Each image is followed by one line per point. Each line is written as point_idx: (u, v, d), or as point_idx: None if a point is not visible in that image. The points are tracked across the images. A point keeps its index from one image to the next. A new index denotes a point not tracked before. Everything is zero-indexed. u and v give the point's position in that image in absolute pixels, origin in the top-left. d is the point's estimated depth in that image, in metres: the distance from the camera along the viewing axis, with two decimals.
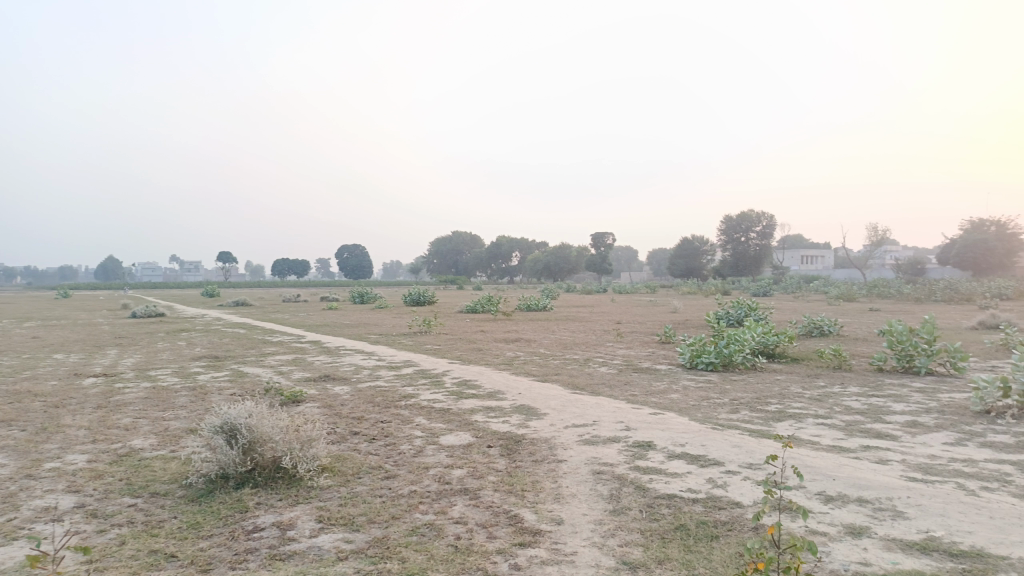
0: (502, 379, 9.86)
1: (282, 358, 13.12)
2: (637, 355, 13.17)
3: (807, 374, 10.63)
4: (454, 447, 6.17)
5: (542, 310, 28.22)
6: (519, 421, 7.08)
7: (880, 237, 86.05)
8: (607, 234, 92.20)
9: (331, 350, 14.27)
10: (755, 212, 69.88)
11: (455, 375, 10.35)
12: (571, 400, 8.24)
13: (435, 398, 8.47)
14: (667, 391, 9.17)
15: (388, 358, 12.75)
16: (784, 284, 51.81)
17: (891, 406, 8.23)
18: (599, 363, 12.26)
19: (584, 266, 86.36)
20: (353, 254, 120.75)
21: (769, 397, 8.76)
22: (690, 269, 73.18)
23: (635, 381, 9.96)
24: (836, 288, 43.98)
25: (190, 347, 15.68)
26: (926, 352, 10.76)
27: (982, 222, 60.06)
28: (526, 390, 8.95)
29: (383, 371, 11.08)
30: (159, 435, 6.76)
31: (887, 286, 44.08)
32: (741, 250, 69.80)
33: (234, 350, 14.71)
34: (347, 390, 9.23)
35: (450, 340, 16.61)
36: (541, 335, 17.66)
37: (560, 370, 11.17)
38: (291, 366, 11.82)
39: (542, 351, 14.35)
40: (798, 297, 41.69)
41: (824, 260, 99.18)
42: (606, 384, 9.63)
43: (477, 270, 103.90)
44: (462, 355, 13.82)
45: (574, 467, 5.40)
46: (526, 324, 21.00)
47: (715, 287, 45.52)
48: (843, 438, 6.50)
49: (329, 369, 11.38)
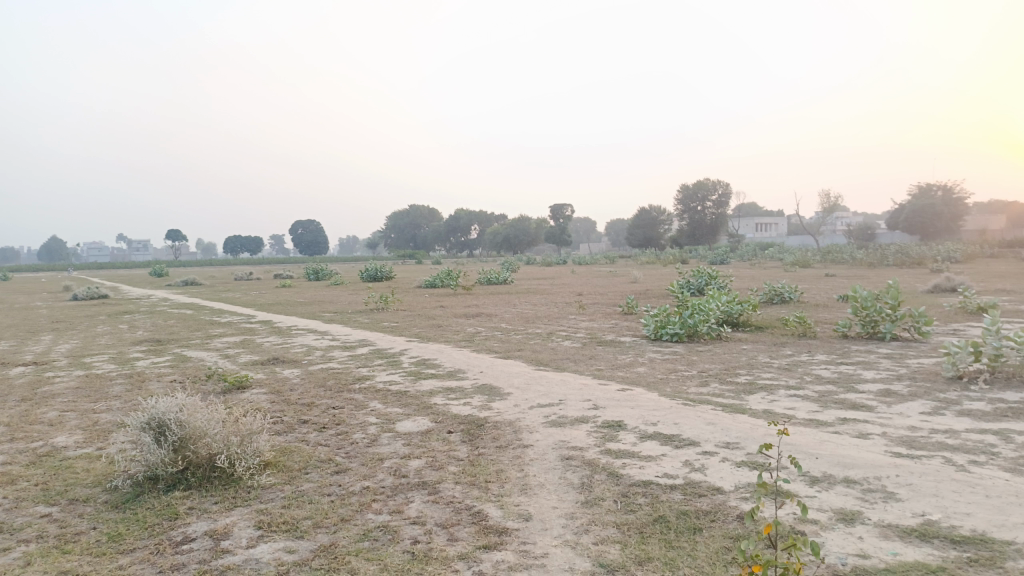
0: (462, 357, 9.42)
1: (229, 340, 12.46)
2: (600, 328, 12.86)
3: (773, 343, 10.43)
4: (411, 434, 5.73)
5: (502, 282, 27.79)
6: (481, 403, 6.66)
7: (832, 203, 87.49)
8: (565, 205, 91.85)
9: (282, 331, 13.64)
10: (711, 180, 70.17)
11: (412, 354, 9.87)
12: (534, 377, 7.85)
13: (391, 380, 8.00)
14: (634, 365, 8.85)
15: (343, 337, 12.18)
16: (740, 251, 52.29)
17: (861, 374, 8.04)
18: (562, 336, 11.90)
19: (543, 237, 86.02)
20: (308, 230, 118.44)
21: (738, 368, 8.51)
22: (648, 239, 73.43)
23: (600, 355, 9.61)
24: (791, 254, 44.51)
25: (133, 330, 14.86)
26: (891, 317, 10.67)
27: (930, 187, 61.35)
28: (488, 368, 8.54)
29: (337, 351, 10.55)
30: (87, 430, 6.16)
31: (840, 252, 44.77)
32: (698, 220, 70.40)
33: (179, 333, 13.96)
34: (297, 373, 8.69)
35: (408, 317, 16.09)
36: (502, 309, 17.25)
37: (522, 345, 10.78)
38: (238, 349, 11.19)
39: (503, 325, 13.93)
40: (755, 264, 42.04)
41: (778, 227, 100.60)
42: (571, 359, 9.27)
43: (435, 243, 102.82)
44: (421, 331, 13.33)
45: (541, 453, 5.02)
46: (486, 298, 20.55)
47: (674, 256, 45.63)
48: (819, 411, 6.24)
49: (279, 350, 10.79)
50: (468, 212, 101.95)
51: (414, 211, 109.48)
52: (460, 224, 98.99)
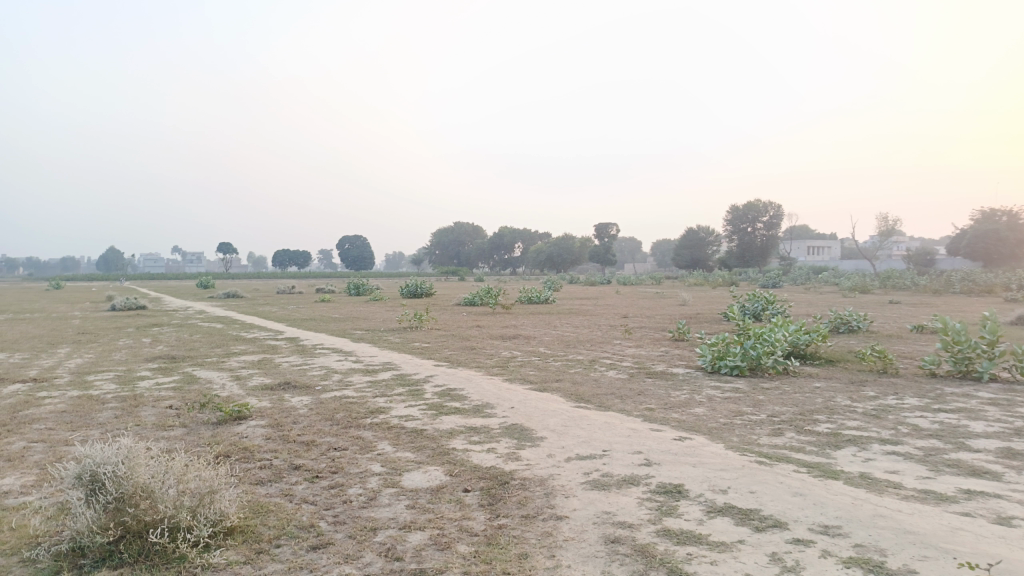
0: (493, 388, 8.31)
1: (247, 358, 11.60)
2: (649, 356, 11.61)
3: (850, 381, 9.08)
4: (419, 492, 4.65)
5: (544, 302, 26.69)
6: (508, 450, 5.55)
7: (890, 227, 84.28)
8: (611, 224, 90.32)
9: (306, 350, 12.74)
10: (762, 201, 68.08)
11: (437, 382, 8.79)
12: (574, 417, 6.70)
13: (408, 415, 6.92)
14: (690, 404, 7.63)
15: (366, 360, 11.19)
16: (792, 275, 50.19)
17: (968, 425, 6.68)
18: (606, 365, 10.71)
19: (587, 256, 84.66)
20: (354, 245, 119.38)
21: (815, 413, 7.21)
22: (695, 259, 71.59)
23: (650, 390, 8.41)
24: (848, 279, 42.45)
25: (154, 345, 14.17)
26: (988, 354, 9.25)
27: (994, 211, 58.34)
28: (520, 403, 7.41)
29: (356, 376, 9.56)
30: (43, 468, 5.24)
31: (900, 278, 42.42)
32: (747, 241, 68.14)
33: (199, 348, 13.19)
34: (306, 403, 7.70)
35: (441, 337, 15.08)
36: (542, 331, 16.13)
37: (561, 375, 9.62)
38: (252, 369, 10.28)
39: (541, 350, 12.80)
40: (809, 289, 40.38)
41: (831, 252, 97.46)
42: (616, 394, 8.09)
43: (478, 260, 102.43)
44: (452, 354, 12.29)
45: (578, 532, 3.88)
46: (525, 319, 19.43)
47: (722, 278, 43.90)
48: (932, 479, 4.94)
49: (295, 373, 9.84)
50: (512, 230, 101.42)
51: (458, 228, 109.30)
52: (504, 241, 98.35)
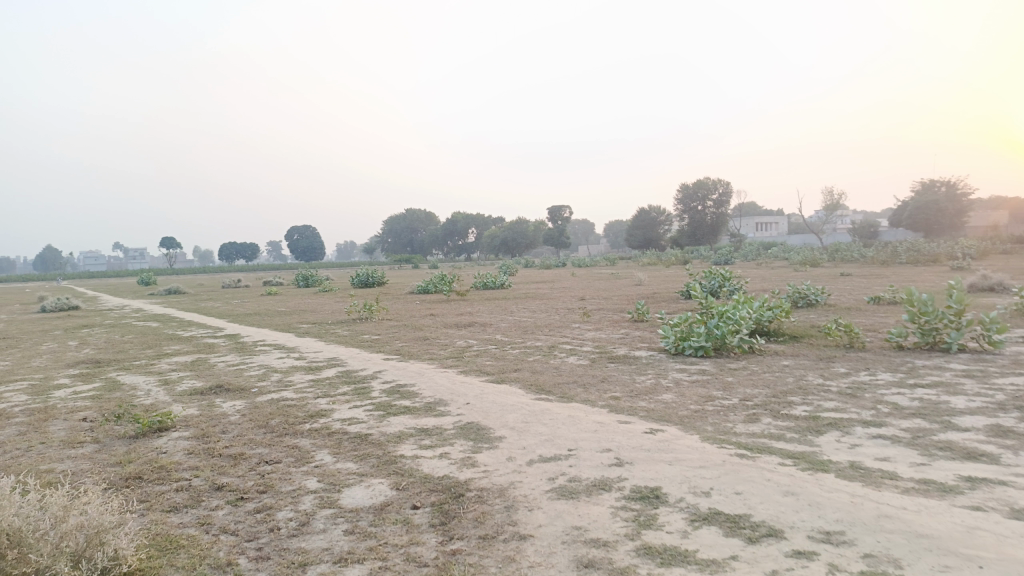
0: (446, 382, 7.69)
1: (181, 359, 10.72)
2: (610, 339, 11.13)
3: (819, 358, 8.73)
4: (360, 512, 4.01)
5: (500, 287, 26.09)
6: (464, 455, 4.95)
7: (836, 201, 86.03)
8: (564, 206, 89.92)
9: (246, 348, 11.91)
10: (711, 179, 68.50)
11: (386, 378, 8.12)
12: (534, 411, 6.12)
13: (352, 418, 6.26)
14: (657, 391, 7.13)
15: (310, 356, 10.43)
16: (744, 251, 50.62)
17: (949, 401, 6.33)
18: (566, 351, 10.18)
19: (541, 239, 84.30)
20: (304, 235, 116.79)
21: (789, 395, 6.79)
22: (648, 239, 71.87)
23: (614, 376, 7.89)
24: (799, 253, 42.90)
25: (80, 348, 13.13)
26: (955, 324, 9.02)
27: (934, 183, 59.77)
28: (475, 397, 6.82)
29: (298, 375, 8.83)
30: None
31: (848, 250, 43.03)
32: (698, 219, 68.60)
33: (130, 350, 12.23)
34: (238, 409, 6.96)
35: (392, 328, 14.36)
36: (498, 317, 15.54)
37: (520, 363, 9.05)
38: (184, 372, 9.45)
39: (498, 337, 12.21)
40: (761, 264, 40.68)
41: (780, 227, 99.10)
42: (578, 382, 7.56)
43: (432, 247, 101.24)
44: (403, 346, 11.61)
45: (545, 555, 3.31)
46: (481, 305, 18.81)
47: (676, 257, 43.96)
48: (927, 465, 4.51)
49: (231, 374, 9.05)
50: (465, 215, 100.51)
51: (410, 216, 107.85)
52: (458, 227, 97.30)
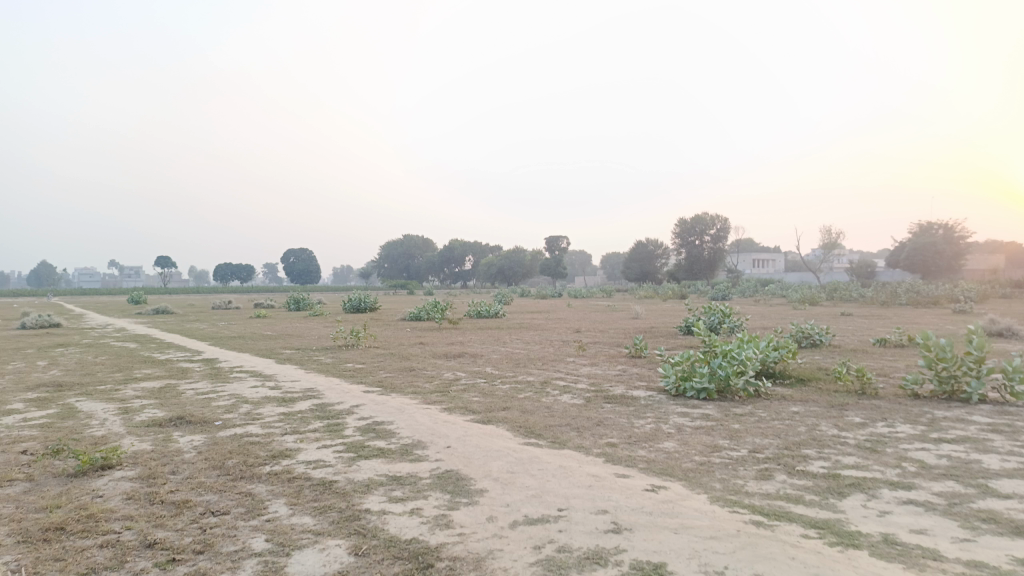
0: (427, 420, 7.05)
1: (149, 385, 10.05)
2: (605, 376, 10.51)
3: (830, 405, 8.11)
4: None
5: (493, 316, 25.47)
6: (439, 512, 4.31)
7: (833, 240, 86.04)
8: (561, 237, 89.69)
9: (221, 374, 11.24)
10: (710, 214, 68.35)
11: (363, 414, 7.48)
12: (521, 459, 5.48)
13: (318, 461, 5.61)
14: (657, 438, 6.50)
15: (286, 386, 9.77)
16: (742, 287, 50.17)
17: (980, 460, 5.72)
18: (559, 387, 9.55)
19: (538, 270, 83.86)
20: (300, 258, 116.25)
21: (803, 447, 6.17)
22: (644, 272, 71.57)
23: (611, 419, 7.27)
24: (797, 290, 42.42)
25: (47, 368, 12.42)
26: (975, 372, 8.42)
27: (930, 225, 59.70)
28: (457, 440, 6.17)
29: (269, 407, 8.16)
30: None
31: (847, 289, 42.57)
32: (695, 254, 68.32)
33: (98, 373, 11.54)
34: (196, 445, 6.30)
35: (378, 356, 13.70)
36: (489, 349, 14.91)
37: (509, 400, 8.40)
38: (148, 400, 8.77)
39: (488, 370, 11.57)
40: (759, 301, 40.19)
41: (776, 265, 99.04)
42: (571, 425, 6.93)
43: (428, 273, 100.81)
44: (386, 376, 10.97)
45: None
46: (472, 334, 18.17)
47: (673, 291, 43.44)
48: (973, 543, 3.88)
49: (198, 404, 8.39)
50: (462, 243, 100.37)
51: (407, 242, 107.60)
52: (455, 254, 96.97)
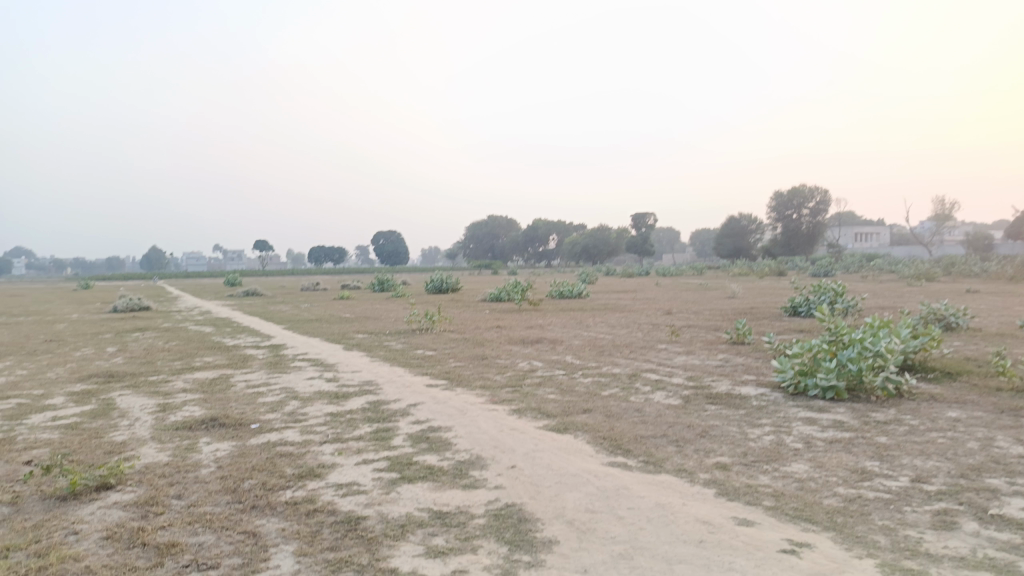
0: (492, 426, 5.86)
1: (201, 375, 9.30)
2: (705, 368, 9.03)
3: (1001, 411, 6.41)
4: None
5: (577, 296, 24.11)
6: None
7: (947, 211, 79.44)
8: (648, 213, 86.84)
9: (280, 364, 10.42)
10: (809, 185, 64.04)
11: (418, 417, 6.36)
12: (606, 490, 4.20)
13: (351, 485, 4.50)
14: (782, 457, 5.07)
15: (344, 378, 8.79)
16: (845, 262, 46.69)
17: None
18: (650, 382, 8.15)
19: (624, 247, 81.39)
20: (388, 241, 117.91)
21: (986, 475, 4.60)
22: (737, 248, 68.36)
23: (719, 428, 5.86)
24: (909, 266, 38.86)
25: (113, 356, 11.97)
26: None
27: None
28: (526, 457, 4.95)
29: (317, 405, 7.17)
30: None
31: (966, 263, 38.70)
32: (793, 228, 64.41)
33: (157, 362, 10.95)
34: (219, 456, 5.34)
35: (450, 342, 12.64)
36: (571, 333, 13.62)
37: (592, 399, 7.10)
38: (193, 394, 7.95)
39: (569, 359, 10.28)
40: (866, 277, 36.94)
41: (881, 237, 92.82)
42: (668, 436, 5.58)
43: (513, 253, 100.10)
44: (456, 366, 9.87)
45: None
46: (554, 317, 16.90)
47: (770, 268, 40.73)
48: None
49: (242, 401, 7.49)
50: (546, 221, 99.14)
51: (492, 221, 106.95)
52: (539, 232, 95.78)
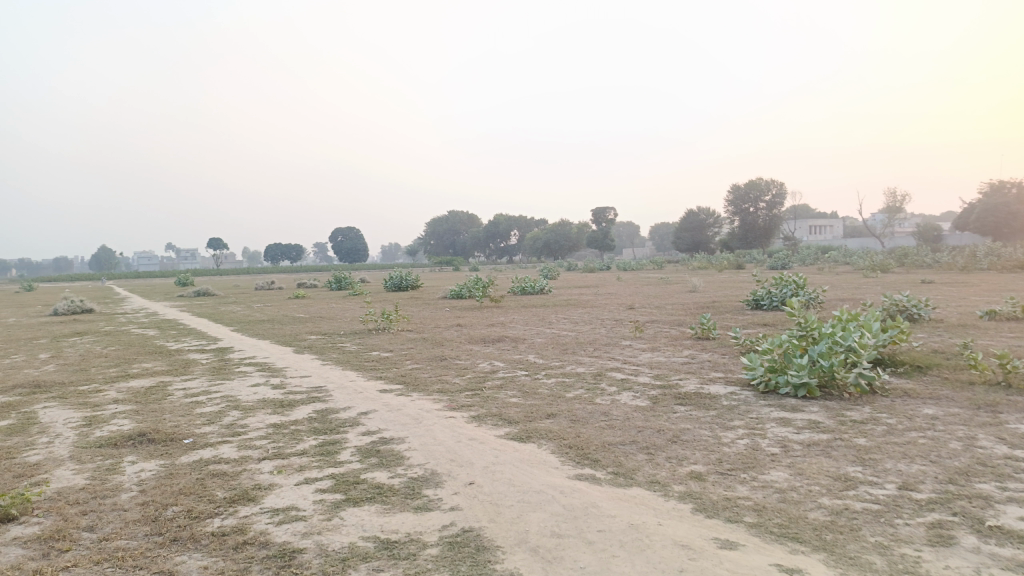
0: (448, 437, 5.41)
1: (137, 384, 8.64)
2: (671, 366, 8.71)
3: (977, 407, 6.19)
4: None
5: (539, 292, 23.75)
6: None
7: (897, 204, 81.19)
8: (608, 208, 87.04)
9: (225, 369, 9.80)
10: (765, 179, 64.76)
11: (369, 427, 5.88)
12: (573, 510, 3.78)
13: (289, 511, 4.01)
14: (760, 464, 4.72)
15: (291, 384, 8.24)
16: (802, 254, 47.25)
17: None
18: (616, 382, 7.79)
19: (585, 242, 81.40)
20: (348, 238, 116.33)
21: (975, 480, 4.31)
22: (695, 242, 68.96)
23: (691, 433, 5.50)
24: (864, 257, 39.39)
25: (44, 363, 11.17)
26: None
27: (1004, 184, 55.36)
28: (485, 472, 4.51)
29: (260, 416, 6.62)
30: None
31: (918, 254, 39.39)
32: (749, 222, 65.15)
33: (92, 369, 10.23)
34: (143, 478, 4.78)
35: (408, 342, 12.12)
36: (533, 330, 13.23)
37: (555, 403, 6.70)
38: (125, 405, 7.32)
39: (531, 359, 9.87)
40: (824, 269, 37.25)
41: (835, 230, 94.60)
42: (637, 443, 5.21)
43: (473, 249, 99.52)
44: (413, 368, 9.39)
45: None
46: (516, 314, 16.49)
47: (729, 261, 40.95)
48: None
49: (177, 412, 6.89)
50: (507, 217, 98.74)
51: (452, 217, 106.15)
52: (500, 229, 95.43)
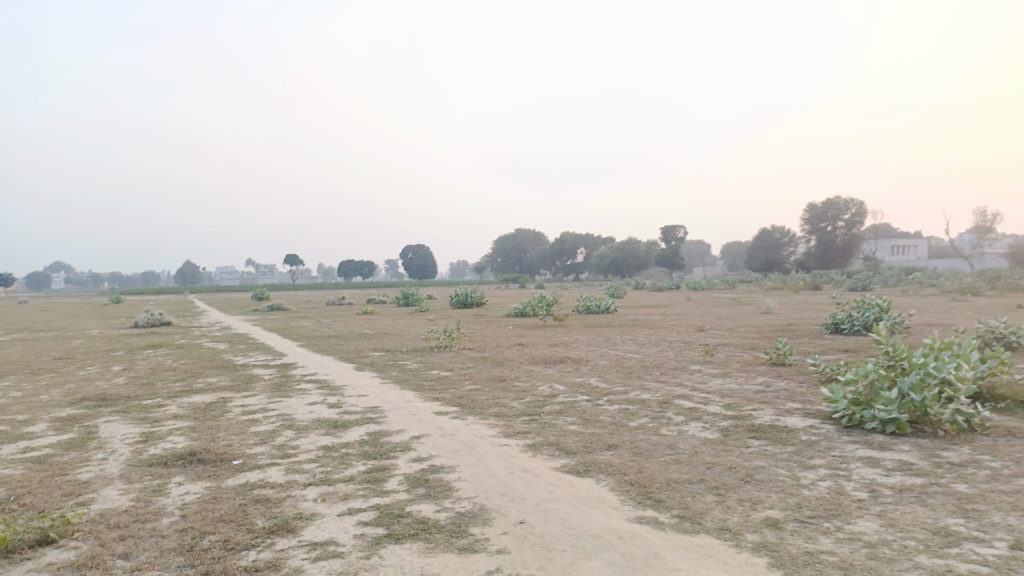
0: (501, 468, 5.10)
1: (198, 400, 8.66)
2: (743, 394, 8.17)
3: None
4: None
5: (605, 311, 23.26)
6: None
7: (988, 222, 76.57)
8: (678, 226, 85.54)
9: (284, 386, 9.77)
10: (844, 197, 62.38)
11: (419, 454, 5.62)
12: (632, 561, 3.40)
13: (327, 547, 3.76)
14: (845, 511, 4.22)
15: (347, 404, 8.09)
16: (884, 275, 45.09)
17: None
18: (683, 411, 7.32)
19: (654, 260, 80.14)
20: (417, 255, 118.09)
21: None
22: (769, 261, 66.80)
23: (765, 472, 5.02)
24: (952, 279, 37.23)
25: (115, 376, 11.42)
26: None
27: None
28: (538, 510, 4.17)
29: (312, 437, 6.46)
30: None
31: (1013, 277, 36.96)
32: (827, 240, 62.57)
33: (158, 383, 10.37)
34: (186, 501, 4.64)
35: (468, 362, 11.89)
36: (597, 352, 12.81)
37: (616, 433, 6.30)
38: (182, 422, 7.29)
39: (594, 382, 9.46)
40: (908, 292, 35.36)
41: (919, 250, 90.29)
42: (706, 481, 4.77)
43: (540, 267, 99.40)
44: (471, 389, 9.12)
45: None
46: (580, 334, 16.08)
47: (805, 282, 39.42)
48: None
49: (231, 430, 6.81)
50: (574, 235, 98.31)
51: (519, 235, 106.44)
52: (567, 247, 95.03)
